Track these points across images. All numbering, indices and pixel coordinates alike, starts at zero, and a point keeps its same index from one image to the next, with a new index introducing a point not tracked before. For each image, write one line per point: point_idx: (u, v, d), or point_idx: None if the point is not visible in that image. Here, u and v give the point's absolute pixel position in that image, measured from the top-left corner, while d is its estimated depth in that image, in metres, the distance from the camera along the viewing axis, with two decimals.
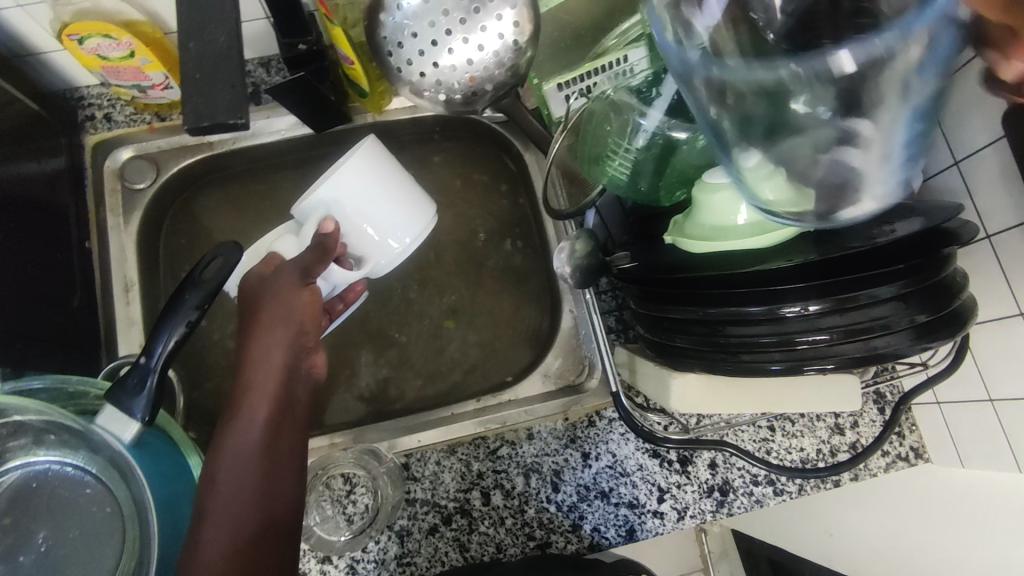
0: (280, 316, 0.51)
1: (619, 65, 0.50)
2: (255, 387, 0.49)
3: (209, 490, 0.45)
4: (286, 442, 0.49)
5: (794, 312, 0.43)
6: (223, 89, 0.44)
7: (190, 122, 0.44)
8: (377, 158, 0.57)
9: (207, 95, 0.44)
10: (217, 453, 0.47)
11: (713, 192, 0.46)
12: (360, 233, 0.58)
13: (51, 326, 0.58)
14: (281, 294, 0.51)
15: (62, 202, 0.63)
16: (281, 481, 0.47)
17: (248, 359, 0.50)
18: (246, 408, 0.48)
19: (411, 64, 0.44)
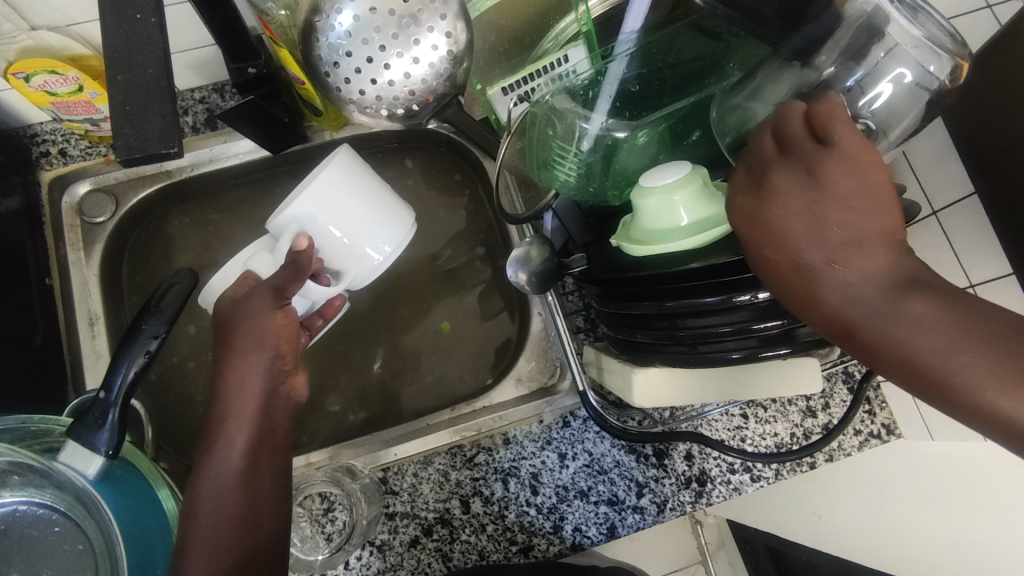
0: (255, 342, 0.50)
1: (560, 66, 0.52)
2: (232, 414, 0.49)
3: (189, 524, 0.46)
4: (265, 469, 0.50)
5: (748, 300, 0.44)
6: (155, 120, 0.44)
7: (122, 155, 0.44)
8: (349, 169, 0.56)
9: (139, 127, 0.44)
10: (197, 487, 0.47)
11: (648, 196, 0.47)
12: (335, 247, 0.57)
13: (11, 366, 0.57)
14: (252, 317, 0.49)
15: (19, 242, 0.62)
16: (263, 508, 0.48)
17: (224, 388, 0.49)
18: (223, 439, 0.48)
19: (349, 82, 0.44)
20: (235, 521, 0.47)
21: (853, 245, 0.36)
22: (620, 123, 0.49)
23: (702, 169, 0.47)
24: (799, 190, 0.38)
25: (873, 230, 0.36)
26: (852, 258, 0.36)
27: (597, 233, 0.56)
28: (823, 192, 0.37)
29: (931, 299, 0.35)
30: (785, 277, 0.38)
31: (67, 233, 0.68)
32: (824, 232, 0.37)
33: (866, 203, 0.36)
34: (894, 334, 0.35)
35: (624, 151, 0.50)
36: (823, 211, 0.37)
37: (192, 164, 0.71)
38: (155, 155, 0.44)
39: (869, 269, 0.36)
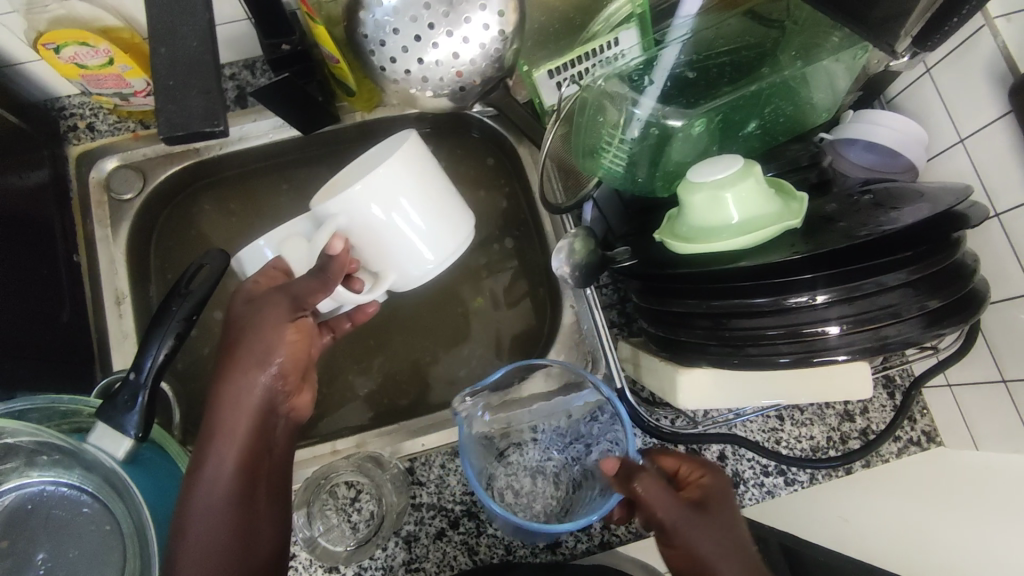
0: (264, 355, 0.48)
1: (609, 50, 0.49)
2: (223, 432, 0.46)
3: (180, 541, 0.44)
4: (261, 490, 0.48)
5: (804, 302, 0.42)
6: (197, 95, 0.43)
7: (165, 131, 0.43)
8: (413, 162, 0.52)
9: (181, 102, 0.43)
10: (185, 505, 0.45)
11: (695, 192, 0.45)
12: (374, 250, 0.53)
13: (39, 343, 0.56)
14: (266, 331, 0.48)
15: (47, 216, 0.61)
16: (260, 529, 0.47)
17: (220, 403, 0.46)
18: (212, 457, 0.46)
19: (395, 61, 0.42)
20: (230, 543, 0.45)
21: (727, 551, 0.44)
22: (672, 110, 0.46)
23: (755, 165, 0.45)
24: (703, 482, 0.49)
25: (731, 543, 0.45)
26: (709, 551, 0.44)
27: (639, 227, 0.54)
28: (712, 500, 0.47)
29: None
30: (687, 466, 0.50)
31: (94, 210, 0.67)
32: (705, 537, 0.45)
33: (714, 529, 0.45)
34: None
35: (677, 139, 0.47)
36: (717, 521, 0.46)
37: (221, 142, 0.69)
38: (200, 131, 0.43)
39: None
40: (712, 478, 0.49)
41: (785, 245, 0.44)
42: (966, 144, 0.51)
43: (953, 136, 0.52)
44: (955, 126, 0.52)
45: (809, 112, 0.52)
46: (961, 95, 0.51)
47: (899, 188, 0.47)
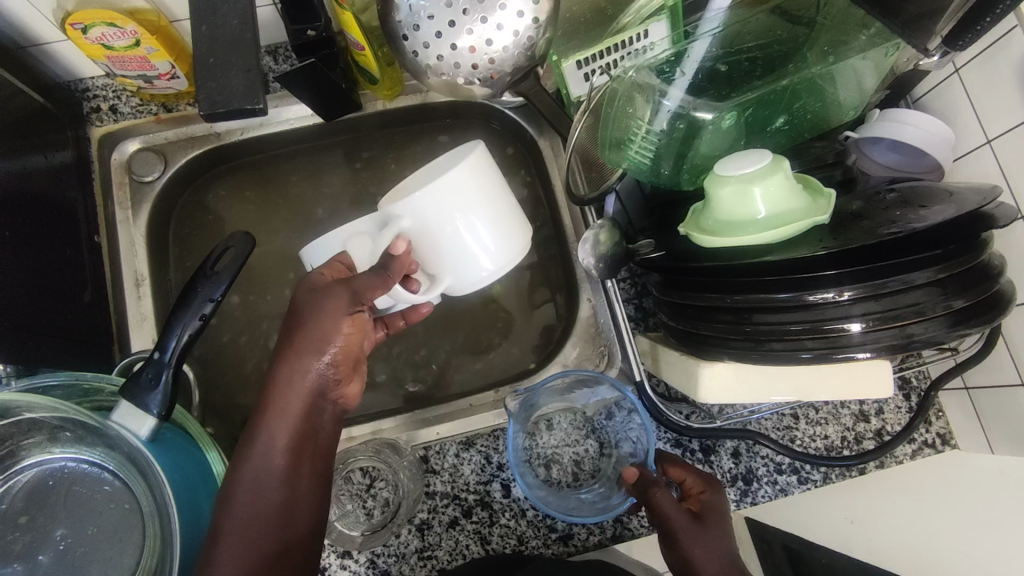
0: (317, 344, 0.48)
1: (638, 42, 0.49)
2: (274, 411, 0.47)
3: (225, 508, 0.46)
4: (306, 472, 0.49)
5: (825, 299, 0.42)
6: (238, 75, 0.50)
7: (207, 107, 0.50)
8: (476, 174, 0.51)
9: (223, 81, 0.50)
10: (234, 477, 0.46)
11: (722, 186, 0.45)
12: (433, 253, 0.53)
13: (60, 322, 0.56)
14: (322, 319, 0.48)
15: (69, 197, 0.62)
16: (299, 510, 0.48)
17: (273, 383, 0.48)
18: (263, 435, 0.47)
19: (428, 47, 0.42)
20: (270, 518, 0.47)
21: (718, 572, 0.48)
22: (701, 101, 0.46)
23: (784, 160, 0.45)
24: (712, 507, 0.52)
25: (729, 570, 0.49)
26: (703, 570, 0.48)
27: (660, 223, 0.55)
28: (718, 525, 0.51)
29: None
30: (691, 480, 0.54)
31: (115, 192, 0.67)
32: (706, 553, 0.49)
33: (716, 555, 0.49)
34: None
35: (706, 132, 0.47)
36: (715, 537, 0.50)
37: (243, 127, 0.70)
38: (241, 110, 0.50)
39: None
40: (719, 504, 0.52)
41: (812, 241, 0.44)
42: (994, 146, 0.51)
43: (980, 137, 0.52)
44: (983, 126, 0.51)
45: (834, 109, 0.51)
46: (991, 95, 0.50)
47: (926, 188, 0.47)
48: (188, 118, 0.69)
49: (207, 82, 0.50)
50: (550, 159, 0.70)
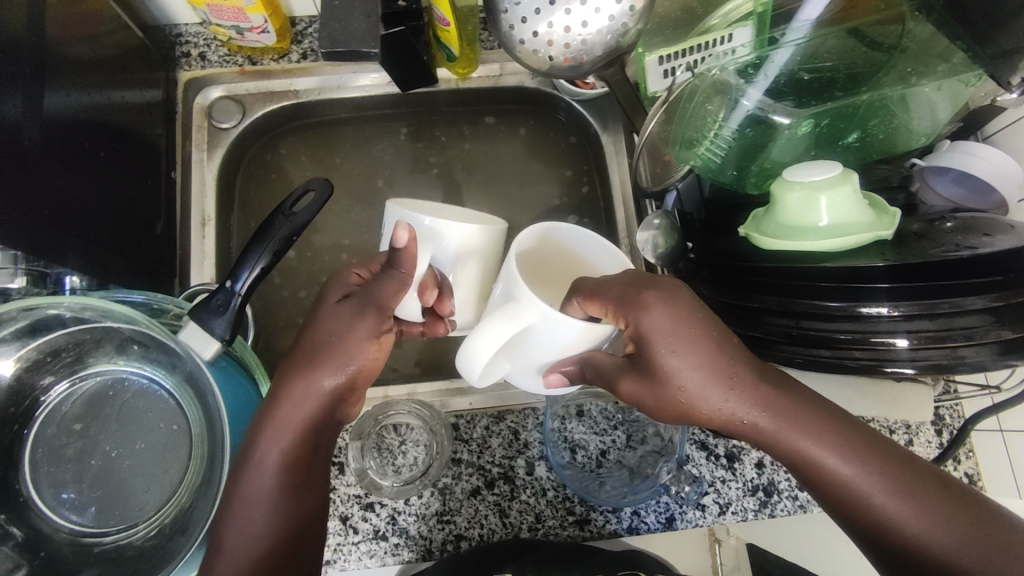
0: (338, 360, 0.46)
1: (721, 45, 0.51)
2: (278, 420, 0.45)
3: (221, 525, 0.43)
4: (311, 480, 0.46)
5: (875, 312, 0.43)
6: (359, 18, 0.58)
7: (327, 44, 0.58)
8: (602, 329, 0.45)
9: (343, 20, 0.58)
10: (234, 482, 0.44)
11: (790, 191, 0.46)
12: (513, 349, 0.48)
13: (135, 247, 0.59)
14: (350, 337, 0.47)
15: (153, 132, 0.64)
16: (303, 526, 0.45)
17: (284, 395, 0.45)
18: (264, 444, 0.44)
19: (525, 22, 0.44)
20: (271, 534, 0.43)
21: (794, 412, 0.40)
22: (780, 106, 0.47)
23: (853, 173, 0.46)
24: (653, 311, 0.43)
25: (877, 451, 0.39)
26: (803, 420, 0.40)
27: (712, 225, 0.56)
28: (678, 324, 0.42)
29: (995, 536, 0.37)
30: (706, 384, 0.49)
31: (195, 134, 0.70)
32: (828, 446, 0.39)
33: (839, 424, 0.40)
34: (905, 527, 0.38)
35: (782, 138, 0.49)
36: (766, 401, 0.41)
37: (320, 88, 0.72)
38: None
39: (926, 524, 0.37)
40: (667, 298, 0.43)
41: (873, 252, 0.45)
42: None
43: None
44: None
45: (902, 135, 0.52)
46: None
47: (994, 219, 0.47)
48: (270, 73, 0.72)
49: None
50: (611, 153, 0.71)
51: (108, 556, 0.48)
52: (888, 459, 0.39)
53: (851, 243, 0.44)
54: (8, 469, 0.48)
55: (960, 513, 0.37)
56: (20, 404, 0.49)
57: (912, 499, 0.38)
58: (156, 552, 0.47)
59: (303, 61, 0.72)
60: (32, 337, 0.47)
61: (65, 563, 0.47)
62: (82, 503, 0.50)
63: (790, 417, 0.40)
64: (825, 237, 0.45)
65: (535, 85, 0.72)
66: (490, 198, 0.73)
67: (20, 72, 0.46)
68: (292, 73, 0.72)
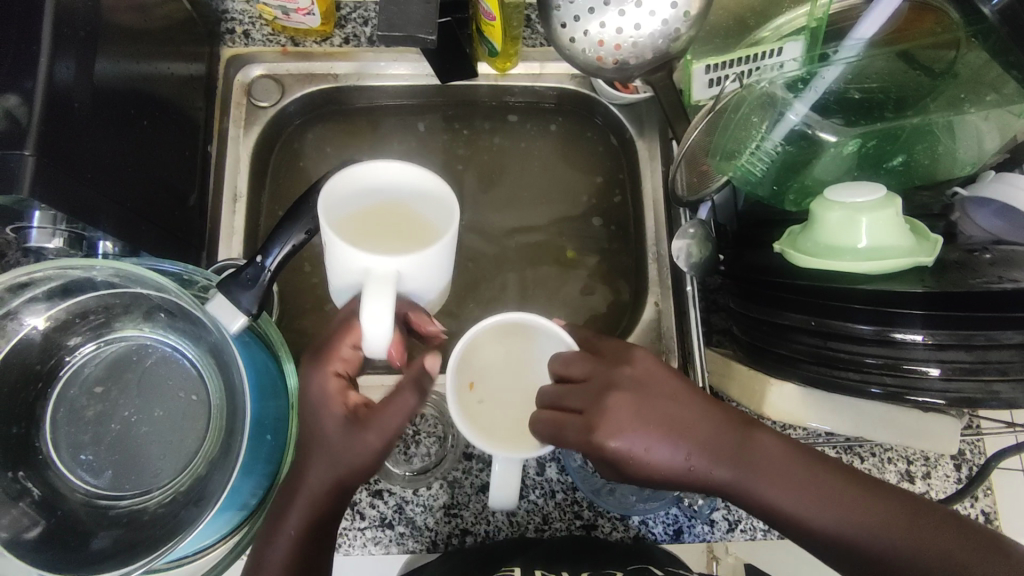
0: (355, 444, 0.46)
1: (771, 58, 0.51)
2: (311, 481, 0.46)
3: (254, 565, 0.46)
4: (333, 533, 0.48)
5: (909, 339, 0.43)
6: (418, 5, 0.53)
7: (383, 28, 0.53)
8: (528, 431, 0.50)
9: (403, 7, 0.53)
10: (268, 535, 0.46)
11: (830, 210, 0.45)
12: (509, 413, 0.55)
13: (168, 218, 0.59)
14: (382, 421, 0.46)
15: (193, 106, 0.65)
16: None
17: (317, 455, 0.46)
18: (298, 497, 0.46)
19: (577, 21, 0.44)
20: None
21: (769, 468, 0.45)
22: (828, 124, 0.47)
23: (898, 197, 0.45)
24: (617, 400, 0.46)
25: (852, 493, 0.44)
26: (779, 481, 0.45)
27: (746, 238, 0.56)
28: (645, 414, 0.45)
29: (981, 550, 0.40)
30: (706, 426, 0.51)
31: (233, 110, 0.71)
32: (807, 497, 0.44)
33: (815, 476, 0.45)
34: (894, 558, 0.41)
35: (827, 155, 0.48)
36: (745, 467, 0.45)
37: (360, 74, 0.72)
38: (411, 36, 0.53)
39: (913, 552, 0.41)
40: (628, 398, 0.46)
41: (911, 278, 0.44)
42: None
43: None
44: None
45: (946, 163, 0.51)
46: None
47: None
48: (311, 55, 0.72)
49: (389, 6, 0.53)
50: (645, 160, 0.70)
51: (121, 520, 0.49)
52: (859, 494, 0.44)
53: (889, 266, 0.44)
54: (30, 425, 0.49)
55: (944, 536, 0.41)
56: (46, 361, 0.49)
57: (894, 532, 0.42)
58: (168, 520, 0.48)
59: (345, 45, 0.72)
60: (63, 298, 0.48)
61: (79, 523, 0.47)
62: (99, 465, 0.50)
63: (763, 476, 0.45)
64: (862, 258, 0.44)
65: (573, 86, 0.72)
66: (520, 196, 0.73)
67: (74, 36, 0.46)
68: (333, 56, 0.72)
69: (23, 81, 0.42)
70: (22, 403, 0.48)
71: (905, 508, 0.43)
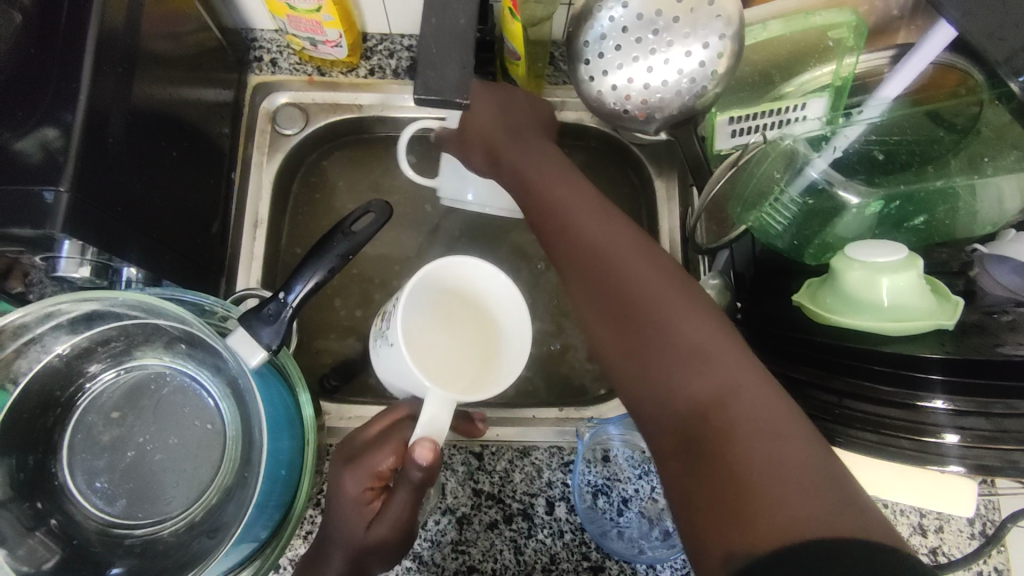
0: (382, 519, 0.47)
1: (795, 112, 0.52)
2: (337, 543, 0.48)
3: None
4: None
5: (928, 404, 0.43)
6: (454, 67, 0.51)
7: (420, 92, 0.51)
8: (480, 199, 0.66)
9: (439, 71, 0.51)
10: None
11: (849, 270, 0.45)
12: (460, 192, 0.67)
13: (191, 244, 0.59)
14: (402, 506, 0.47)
15: (219, 133, 0.66)
16: None
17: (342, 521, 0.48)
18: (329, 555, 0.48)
19: (606, 75, 0.45)
20: None
21: (619, 251, 0.46)
22: (849, 183, 0.47)
23: (920, 258, 0.45)
24: (471, 119, 0.56)
25: (694, 322, 0.41)
26: (627, 271, 0.45)
27: (764, 286, 0.55)
28: (530, 158, 0.54)
29: (848, 508, 0.31)
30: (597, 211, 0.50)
31: (258, 137, 0.72)
32: (668, 312, 0.42)
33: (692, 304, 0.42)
34: (683, 384, 0.38)
35: (848, 215, 0.48)
36: (613, 250, 0.46)
37: (385, 104, 0.73)
38: (447, 99, 0.51)
39: (705, 381, 0.37)
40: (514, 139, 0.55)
41: (932, 342, 0.44)
42: None
43: None
44: None
45: (965, 221, 0.50)
46: None
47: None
48: (337, 85, 0.73)
49: (425, 71, 0.51)
50: (663, 200, 0.71)
51: (134, 549, 0.49)
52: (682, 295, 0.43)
53: (909, 329, 0.44)
54: (46, 452, 0.49)
55: (807, 439, 0.34)
56: (65, 389, 0.50)
57: (781, 436, 0.34)
58: (180, 551, 0.48)
59: (370, 76, 0.73)
60: (86, 327, 0.48)
61: (91, 551, 0.48)
62: (113, 493, 0.50)
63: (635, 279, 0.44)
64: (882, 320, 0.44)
65: (593, 124, 0.72)
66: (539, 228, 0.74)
67: (111, 70, 0.47)
68: (359, 87, 0.73)
69: (62, 114, 0.44)
70: (41, 428, 0.48)
71: (741, 364, 0.38)
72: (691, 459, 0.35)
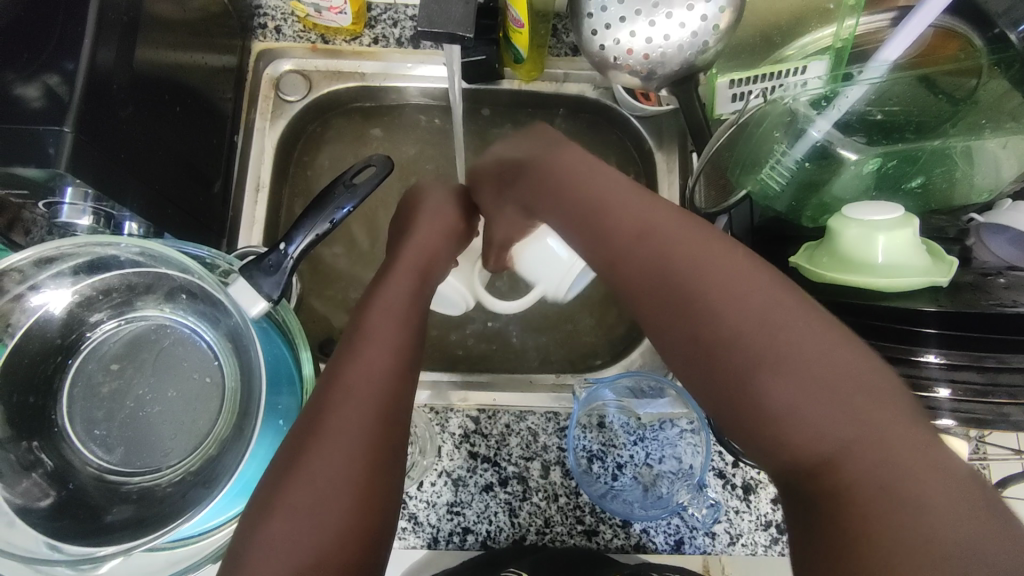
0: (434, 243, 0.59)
1: (795, 75, 0.52)
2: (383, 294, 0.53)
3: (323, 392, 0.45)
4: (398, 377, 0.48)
5: (923, 358, 0.43)
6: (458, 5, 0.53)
7: (423, 24, 0.52)
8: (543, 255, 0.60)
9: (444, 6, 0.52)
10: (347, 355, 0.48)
11: (846, 227, 0.45)
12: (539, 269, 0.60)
13: (192, 201, 0.60)
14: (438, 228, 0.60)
15: (222, 95, 0.66)
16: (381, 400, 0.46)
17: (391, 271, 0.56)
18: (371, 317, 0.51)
19: (608, 28, 0.45)
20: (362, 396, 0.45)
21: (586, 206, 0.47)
22: (849, 142, 0.48)
23: (914, 219, 0.45)
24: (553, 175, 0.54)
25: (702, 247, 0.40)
26: (663, 233, 0.43)
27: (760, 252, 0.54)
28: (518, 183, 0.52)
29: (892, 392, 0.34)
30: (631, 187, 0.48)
31: (261, 102, 0.72)
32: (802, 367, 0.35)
33: (795, 332, 0.36)
34: (797, 442, 0.34)
35: (846, 174, 0.49)
36: (778, 329, 0.36)
37: (387, 72, 0.74)
38: (452, 34, 0.52)
39: (762, 339, 0.37)
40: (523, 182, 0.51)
41: (926, 298, 0.44)
42: None
43: None
44: None
45: (963, 187, 0.51)
46: None
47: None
48: (340, 53, 0.73)
49: (430, 3, 0.52)
50: (662, 172, 0.71)
51: (131, 496, 0.49)
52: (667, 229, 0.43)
53: (906, 282, 0.44)
54: (47, 397, 0.49)
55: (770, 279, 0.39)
56: (67, 336, 0.50)
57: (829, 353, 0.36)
58: (177, 498, 0.48)
59: (374, 45, 0.72)
60: (89, 274, 0.49)
61: (90, 498, 0.48)
62: (111, 441, 0.51)
63: (777, 343, 0.35)
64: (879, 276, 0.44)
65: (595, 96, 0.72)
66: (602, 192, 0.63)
67: (114, 21, 0.47)
68: (361, 56, 0.73)
69: (66, 62, 0.44)
70: (41, 375, 0.49)
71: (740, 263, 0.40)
72: (797, 504, 0.34)
